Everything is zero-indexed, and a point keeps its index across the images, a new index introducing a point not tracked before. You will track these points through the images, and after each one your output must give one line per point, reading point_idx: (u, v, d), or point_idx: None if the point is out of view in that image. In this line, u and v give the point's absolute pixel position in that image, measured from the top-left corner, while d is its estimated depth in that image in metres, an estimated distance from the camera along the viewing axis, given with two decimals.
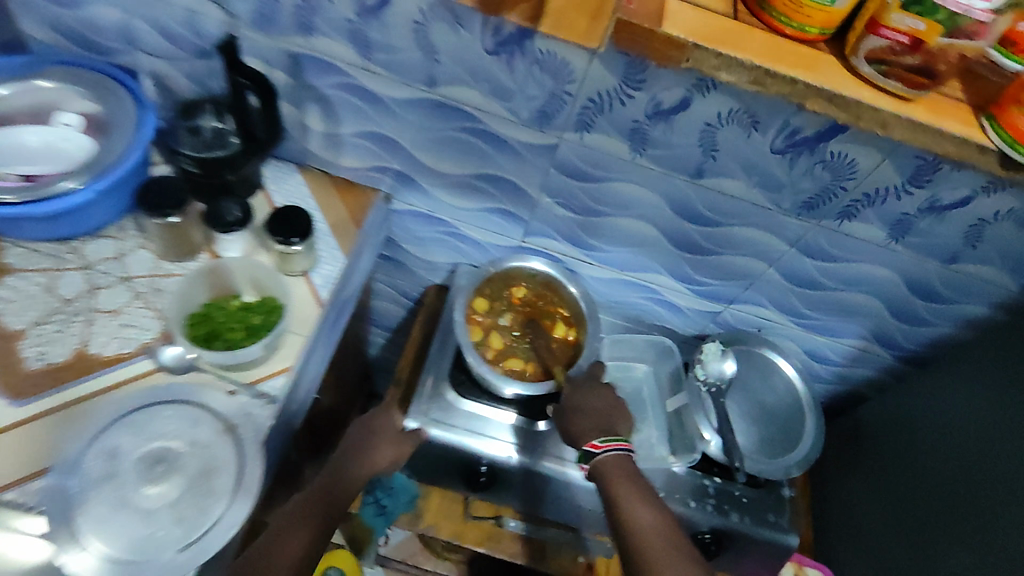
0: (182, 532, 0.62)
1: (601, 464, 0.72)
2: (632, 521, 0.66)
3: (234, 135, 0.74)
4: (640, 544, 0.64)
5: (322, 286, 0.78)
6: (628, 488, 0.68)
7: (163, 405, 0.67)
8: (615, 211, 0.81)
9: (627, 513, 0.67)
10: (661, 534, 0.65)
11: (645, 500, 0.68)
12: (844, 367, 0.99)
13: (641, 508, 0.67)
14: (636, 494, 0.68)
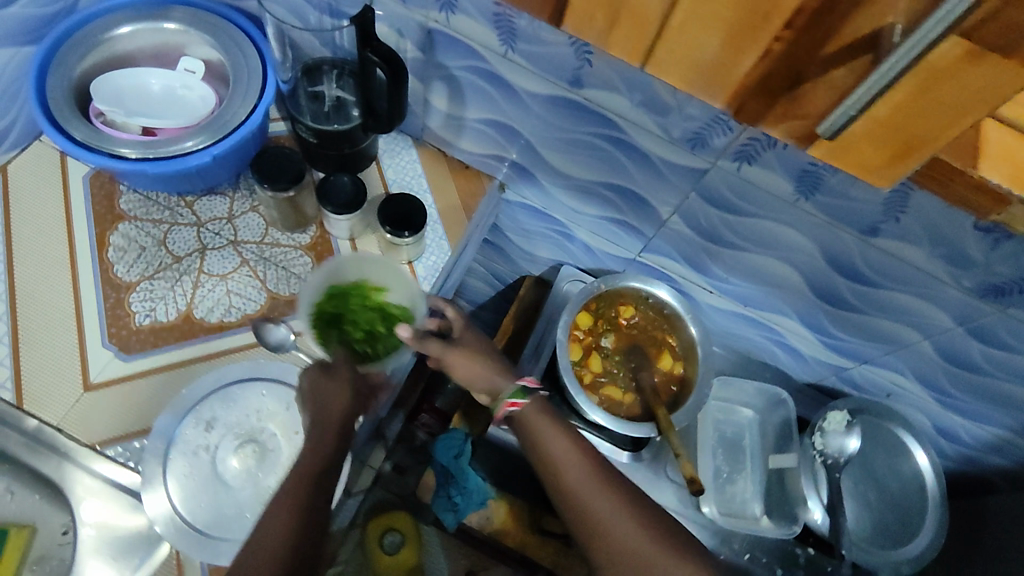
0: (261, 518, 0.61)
1: (522, 416, 0.60)
2: (542, 445, 0.59)
3: (356, 109, 0.70)
4: (581, 506, 0.56)
5: (424, 277, 0.75)
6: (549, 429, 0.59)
7: (261, 381, 0.66)
8: (753, 248, 0.71)
9: (565, 478, 0.57)
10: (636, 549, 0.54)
11: (571, 439, 0.59)
12: (973, 450, 0.88)
13: (558, 447, 0.58)
14: (560, 436, 0.59)
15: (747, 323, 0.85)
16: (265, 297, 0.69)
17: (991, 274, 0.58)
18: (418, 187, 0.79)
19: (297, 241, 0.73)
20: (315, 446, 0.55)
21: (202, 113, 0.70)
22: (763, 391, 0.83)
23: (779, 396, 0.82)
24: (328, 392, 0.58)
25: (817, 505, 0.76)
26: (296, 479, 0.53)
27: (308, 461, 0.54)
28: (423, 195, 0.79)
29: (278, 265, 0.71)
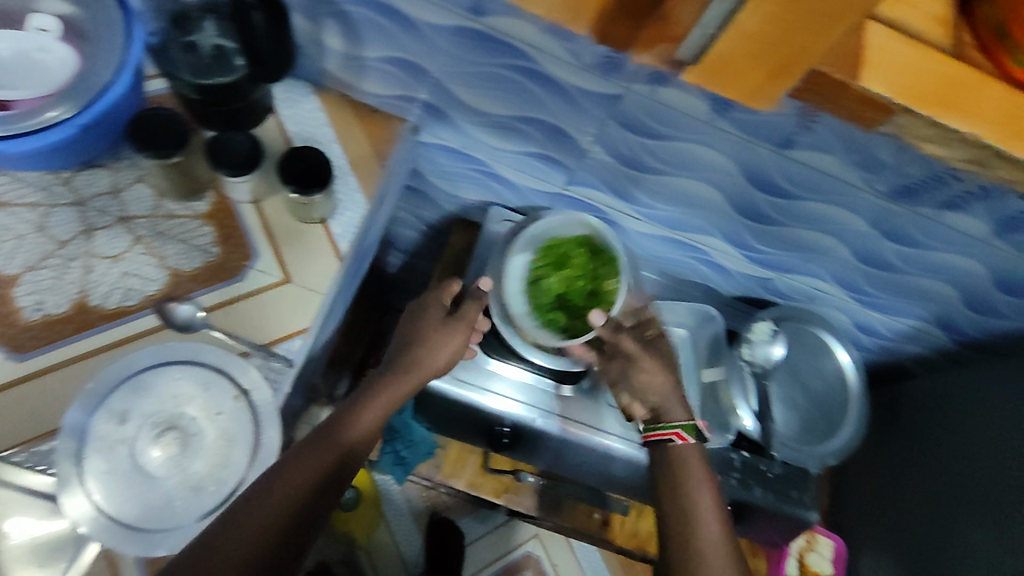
0: (190, 501, 0.59)
1: (677, 452, 0.68)
2: (683, 470, 0.67)
3: (239, 56, 0.63)
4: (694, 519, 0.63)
5: (341, 236, 0.70)
6: (701, 476, 0.66)
7: (173, 365, 0.62)
8: (676, 171, 0.71)
9: (693, 508, 0.64)
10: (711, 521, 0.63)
11: (713, 497, 0.65)
12: (892, 341, 0.93)
13: (705, 499, 0.65)
14: (705, 487, 0.65)
15: (677, 245, 0.85)
16: (166, 275, 0.65)
17: (900, 177, 0.59)
18: (323, 138, 0.73)
19: (194, 210, 0.68)
20: (331, 449, 0.62)
21: (56, 78, 0.60)
22: (694, 310, 0.85)
23: (709, 313, 0.84)
24: (368, 397, 0.68)
25: (747, 413, 0.79)
26: (299, 458, 0.59)
27: (311, 453, 0.60)
28: (330, 147, 0.73)
29: (176, 239, 0.67)
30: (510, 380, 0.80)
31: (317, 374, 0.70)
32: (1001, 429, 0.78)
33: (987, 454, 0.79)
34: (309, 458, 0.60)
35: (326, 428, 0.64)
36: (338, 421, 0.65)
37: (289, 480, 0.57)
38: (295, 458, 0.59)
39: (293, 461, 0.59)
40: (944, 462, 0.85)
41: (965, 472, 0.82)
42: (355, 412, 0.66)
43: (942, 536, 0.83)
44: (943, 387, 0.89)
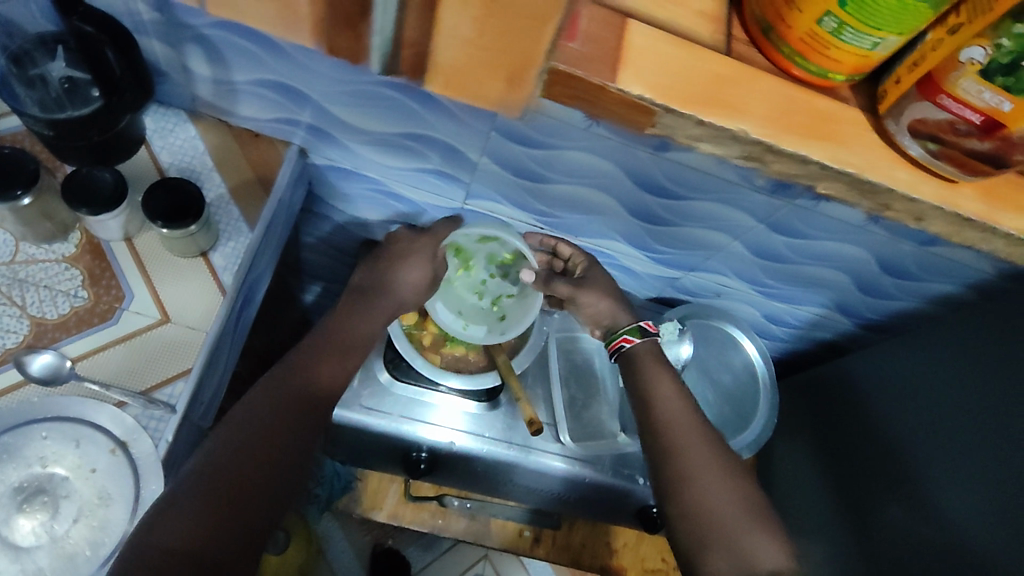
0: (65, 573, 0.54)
1: (635, 354, 0.71)
2: (652, 386, 0.68)
3: (95, 87, 0.59)
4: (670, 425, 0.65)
5: (224, 268, 0.67)
6: (660, 367, 0.69)
7: (38, 423, 0.57)
8: (567, 179, 0.71)
9: (660, 406, 0.66)
10: (680, 422, 0.65)
11: (673, 385, 0.68)
12: (800, 329, 0.96)
13: (668, 392, 0.67)
14: (667, 376, 0.68)
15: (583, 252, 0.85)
16: (28, 325, 0.61)
17: (770, 173, 0.60)
18: (201, 167, 0.71)
19: (58, 252, 0.64)
20: (274, 409, 0.61)
21: None
22: None
23: None
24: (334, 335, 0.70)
25: None
26: (254, 413, 0.60)
27: (258, 417, 0.60)
28: (208, 176, 0.71)
29: (39, 284, 0.62)
30: (445, 409, 0.79)
31: (211, 418, 0.66)
32: (908, 407, 0.81)
33: (897, 431, 0.82)
34: (253, 427, 0.59)
35: (280, 376, 0.64)
36: (286, 375, 0.64)
37: (246, 436, 0.59)
38: (247, 419, 0.60)
39: (231, 438, 0.58)
40: (856, 429, 0.88)
41: (875, 424, 0.85)
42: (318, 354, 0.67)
43: (860, 494, 0.85)
44: (854, 373, 0.93)
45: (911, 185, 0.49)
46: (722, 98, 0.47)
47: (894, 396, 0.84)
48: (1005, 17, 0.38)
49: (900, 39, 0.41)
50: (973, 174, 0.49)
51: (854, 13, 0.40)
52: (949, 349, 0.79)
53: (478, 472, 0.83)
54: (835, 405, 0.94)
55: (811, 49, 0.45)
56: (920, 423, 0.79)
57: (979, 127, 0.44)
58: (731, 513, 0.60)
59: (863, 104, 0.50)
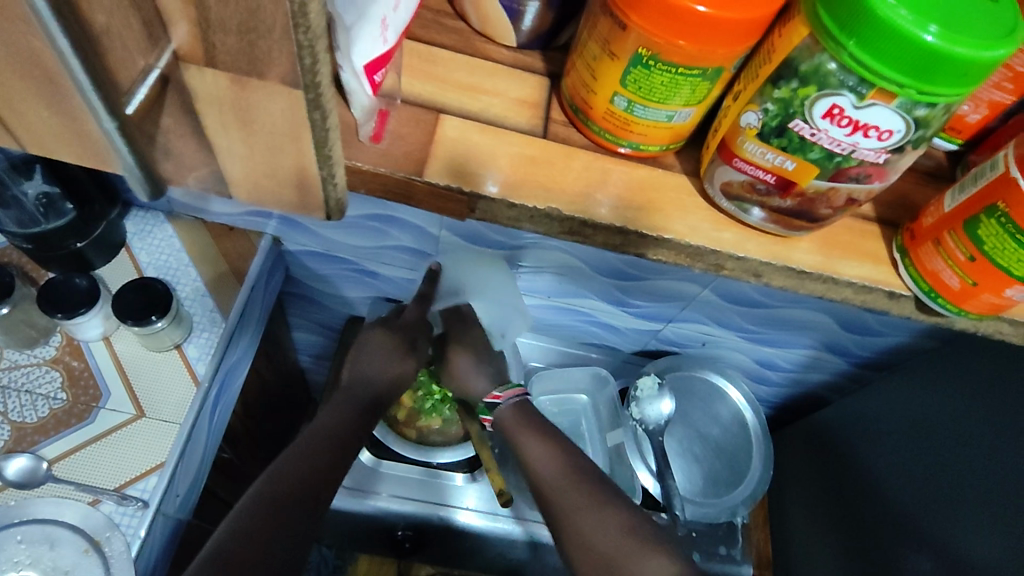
0: None
1: (502, 415, 0.75)
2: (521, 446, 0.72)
3: (68, 201, 0.63)
4: (541, 480, 0.68)
5: (197, 358, 0.68)
6: (524, 429, 0.72)
7: (16, 526, 0.59)
8: (526, 246, 0.72)
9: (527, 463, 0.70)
10: (554, 471, 0.68)
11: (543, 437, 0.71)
12: (796, 373, 0.93)
13: (537, 451, 0.70)
14: (534, 435, 0.71)
15: (562, 311, 0.85)
16: (9, 431, 0.63)
17: None
18: (179, 264, 0.74)
19: (41, 355, 0.67)
20: (280, 494, 0.62)
21: None
22: (590, 373, 0.86)
23: (599, 374, 0.86)
24: (341, 409, 0.73)
25: (646, 472, 0.78)
26: (262, 503, 0.61)
27: (266, 505, 0.61)
28: (184, 273, 0.74)
29: (19, 391, 0.65)
30: (448, 487, 0.78)
31: (190, 511, 0.66)
32: (913, 448, 0.78)
33: (908, 478, 0.78)
34: (262, 511, 0.60)
35: (292, 454, 0.67)
36: (292, 454, 0.67)
37: (256, 521, 0.59)
38: (257, 510, 0.60)
39: (245, 522, 0.59)
40: (871, 492, 0.83)
41: (885, 466, 0.82)
42: (331, 428, 0.71)
43: (881, 543, 0.80)
44: (861, 413, 0.89)
45: (735, 244, 0.49)
46: (540, 178, 0.49)
47: (901, 449, 0.80)
48: (767, 83, 0.40)
49: (694, 108, 0.44)
50: (796, 230, 0.48)
51: (635, 91, 0.43)
52: (944, 379, 0.76)
53: (468, 547, 0.82)
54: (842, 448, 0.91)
55: (618, 126, 0.47)
56: (923, 464, 0.76)
57: (776, 186, 0.45)
58: (606, 541, 0.61)
59: (689, 167, 0.51)
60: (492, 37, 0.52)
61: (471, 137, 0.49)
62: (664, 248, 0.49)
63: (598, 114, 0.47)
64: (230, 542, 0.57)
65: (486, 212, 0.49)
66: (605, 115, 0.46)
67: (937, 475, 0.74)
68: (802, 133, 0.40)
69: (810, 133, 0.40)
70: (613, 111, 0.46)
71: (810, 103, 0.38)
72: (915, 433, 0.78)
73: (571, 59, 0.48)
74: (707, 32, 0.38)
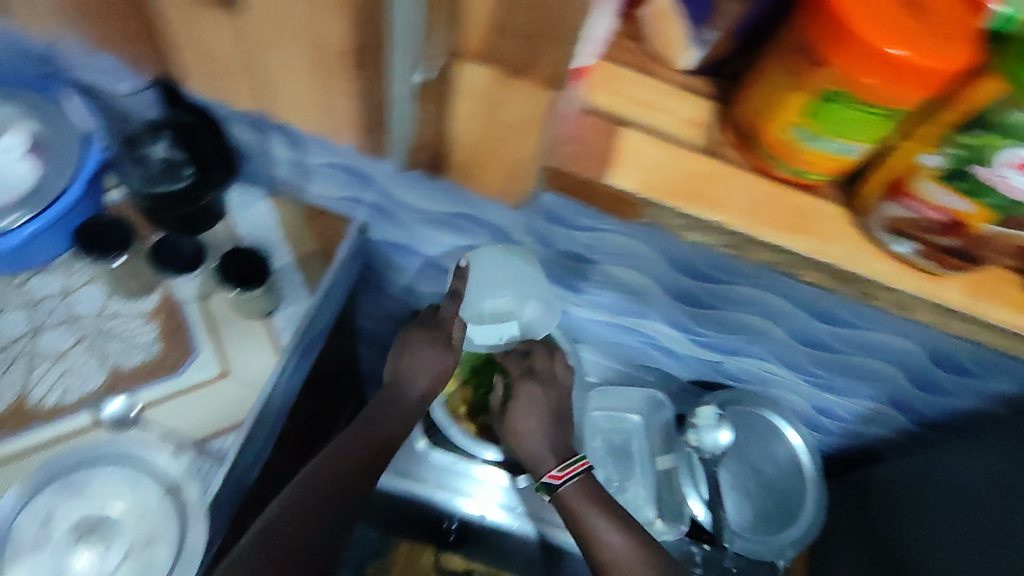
0: None
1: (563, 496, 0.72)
2: (588, 532, 0.70)
3: (187, 167, 0.68)
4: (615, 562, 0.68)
5: (282, 329, 0.71)
6: (594, 507, 0.70)
7: (103, 461, 0.62)
8: (607, 261, 0.74)
9: (595, 537, 0.69)
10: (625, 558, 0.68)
11: (613, 520, 0.69)
12: (851, 423, 0.93)
13: (608, 531, 0.69)
14: (602, 514, 0.70)
15: (626, 330, 0.87)
16: (106, 373, 0.66)
17: None
18: (274, 238, 0.79)
19: (138, 308, 0.69)
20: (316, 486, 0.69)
21: (15, 190, 0.65)
22: (646, 395, 0.86)
23: (657, 399, 0.85)
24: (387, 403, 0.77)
25: (696, 501, 0.79)
26: (301, 493, 0.68)
27: (305, 495, 0.68)
28: (279, 246, 0.79)
29: (119, 336, 0.68)
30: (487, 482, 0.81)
31: (257, 471, 0.70)
32: (960, 512, 0.77)
33: (956, 545, 0.76)
34: (302, 499, 0.68)
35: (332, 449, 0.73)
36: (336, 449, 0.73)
37: (295, 509, 0.67)
38: (295, 503, 0.67)
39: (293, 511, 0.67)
40: (911, 554, 0.83)
41: (933, 529, 0.80)
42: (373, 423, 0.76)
43: None
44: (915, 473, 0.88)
45: (889, 275, 0.50)
46: (708, 198, 0.49)
47: (952, 513, 0.78)
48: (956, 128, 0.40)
49: (868, 144, 0.43)
50: (947, 265, 0.50)
51: (818, 125, 0.42)
52: (1002, 443, 0.75)
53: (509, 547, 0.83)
54: (890, 506, 0.89)
55: (783, 155, 0.46)
56: (972, 530, 0.75)
57: (940, 223, 0.46)
58: None
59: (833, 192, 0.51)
60: (667, 60, 0.50)
61: (642, 149, 0.49)
62: (824, 271, 0.51)
63: (766, 140, 0.46)
64: (275, 523, 0.66)
65: (657, 219, 0.51)
66: (773, 143, 0.46)
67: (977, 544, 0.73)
68: (990, 179, 0.41)
69: (998, 180, 0.41)
70: (784, 139, 0.45)
71: (1004, 152, 0.39)
72: (967, 497, 0.76)
73: (745, 82, 0.46)
74: (905, 78, 0.37)
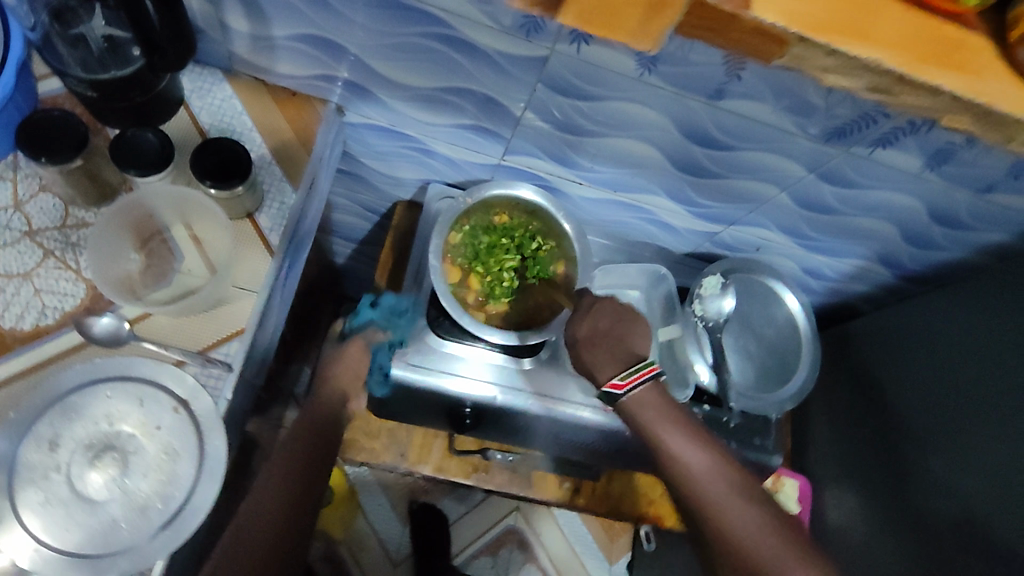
0: (159, 536, 0.56)
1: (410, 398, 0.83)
2: (679, 456, 0.63)
3: (135, 46, 0.59)
4: (701, 486, 0.61)
5: (270, 229, 0.67)
6: (672, 424, 0.64)
7: (103, 381, 0.58)
8: (612, 133, 0.69)
9: (677, 455, 0.63)
10: (723, 472, 0.61)
11: (695, 439, 0.64)
12: (838, 282, 0.96)
13: (690, 446, 0.63)
14: (682, 433, 0.64)
15: (623, 207, 0.85)
16: (84, 288, 0.61)
17: (834, 119, 0.59)
18: (241, 127, 0.70)
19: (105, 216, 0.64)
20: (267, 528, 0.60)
21: None
22: (645, 271, 0.86)
23: (659, 272, 0.85)
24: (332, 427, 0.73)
25: (702, 365, 0.80)
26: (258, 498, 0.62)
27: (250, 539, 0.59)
28: (249, 136, 0.70)
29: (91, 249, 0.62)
30: (472, 361, 0.79)
31: (262, 376, 0.68)
32: (944, 361, 0.81)
33: (939, 390, 0.80)
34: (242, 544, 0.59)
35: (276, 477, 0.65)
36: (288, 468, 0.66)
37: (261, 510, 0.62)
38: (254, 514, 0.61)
39: (288, 455, 0.67)
40: (891, 399, 0.88)
41: (919, 381, 0.83)
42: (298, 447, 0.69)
43: (905, 448, 0.84)
44: (893, 323, 0.92)
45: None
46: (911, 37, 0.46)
47: (932, 358, 0.82)
48: None
49: None
50: None
51: None
52: (993, 292, 0.78)
53: (522, 427, 0.84)
54: (872, 354, 0.94)
55: None
56: (956, 377, 0.78)
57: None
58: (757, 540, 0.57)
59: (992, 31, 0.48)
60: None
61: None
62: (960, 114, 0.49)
63: None
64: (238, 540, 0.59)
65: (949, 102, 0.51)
66: None
67: (944, 395, 0.80)
68: None
69: None
70: None
71: None
72: (953, 348, 0.80)
73: None
74: None
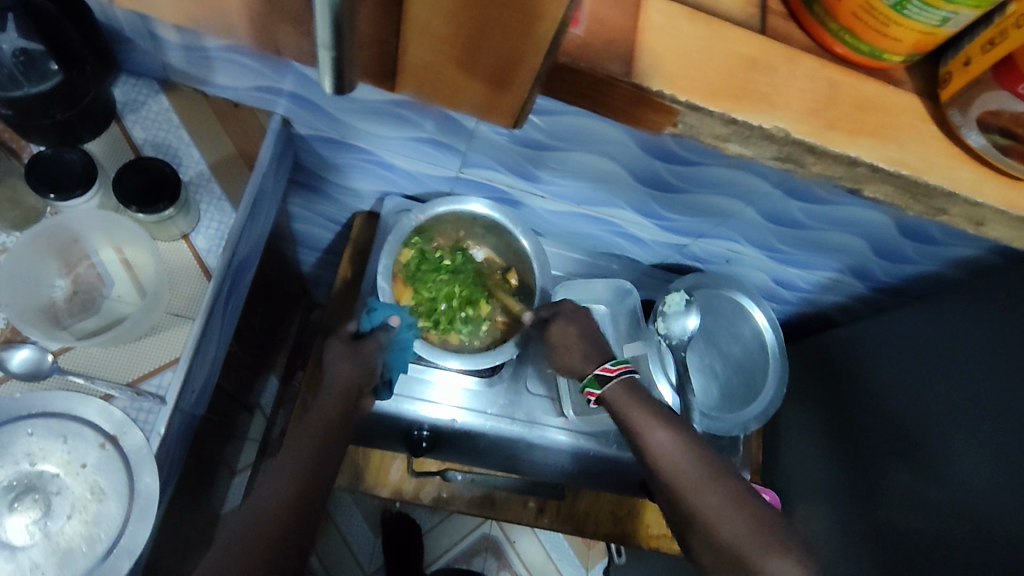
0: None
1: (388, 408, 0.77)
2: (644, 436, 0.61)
3: (52, 61, 0.55)
4: (668, 470, 0.60)
5: (207, 250, 0.64)
6: (641, 410, 0.62)
7: (25, 418, 0.55)
8: (569, 147, 0.66)
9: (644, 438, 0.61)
10: (682, 453, 0.60)
11: (662, 420, 0.62)
12: (811, 292, 0.94)
13: (658, 431, 0.61)
14: (650, 416, 0.62)
15: (588, 219, 0.82)
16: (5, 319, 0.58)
17: None
18: (178, 143, 0.66)
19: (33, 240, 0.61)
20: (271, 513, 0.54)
21: None
22: (612, 285, 0.84)
23: (624, 287, 0.83)
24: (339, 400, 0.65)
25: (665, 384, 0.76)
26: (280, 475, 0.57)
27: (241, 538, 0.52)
28: (187, 153, 0.67)
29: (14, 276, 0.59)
30: (440, 385, 0.78)
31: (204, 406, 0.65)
32: (912, 376, 0.78)
33: (906, 406, 0.78)
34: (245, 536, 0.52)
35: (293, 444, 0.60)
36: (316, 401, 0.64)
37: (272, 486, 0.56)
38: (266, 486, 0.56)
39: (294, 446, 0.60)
40: (859, 413, 0.85)
41: (888, 395, 0.81)
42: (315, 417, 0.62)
43: (873, 461, 0.82)
44: (865, 334, 0.90)
45: (972, 187, 0.49)
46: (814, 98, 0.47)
47: (902, 372, 0.80)
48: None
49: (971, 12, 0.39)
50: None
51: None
52: (964, 309, 0.75)
53: (483, 447, 0.82)
54: (844, 366, 0.91)
55: (864, 24, 0.44)
56: (925, 394, 0.76)
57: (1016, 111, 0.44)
58: (740, 534, 0.55)
59: (920, 90, 0.50)
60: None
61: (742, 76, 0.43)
62: (891, 185, 0.50)
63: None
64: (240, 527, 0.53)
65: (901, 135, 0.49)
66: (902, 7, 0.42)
67: (913, 413, 0.77)
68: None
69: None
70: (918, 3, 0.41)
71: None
72: (922, 363, 0.77)
73: None
74: None
